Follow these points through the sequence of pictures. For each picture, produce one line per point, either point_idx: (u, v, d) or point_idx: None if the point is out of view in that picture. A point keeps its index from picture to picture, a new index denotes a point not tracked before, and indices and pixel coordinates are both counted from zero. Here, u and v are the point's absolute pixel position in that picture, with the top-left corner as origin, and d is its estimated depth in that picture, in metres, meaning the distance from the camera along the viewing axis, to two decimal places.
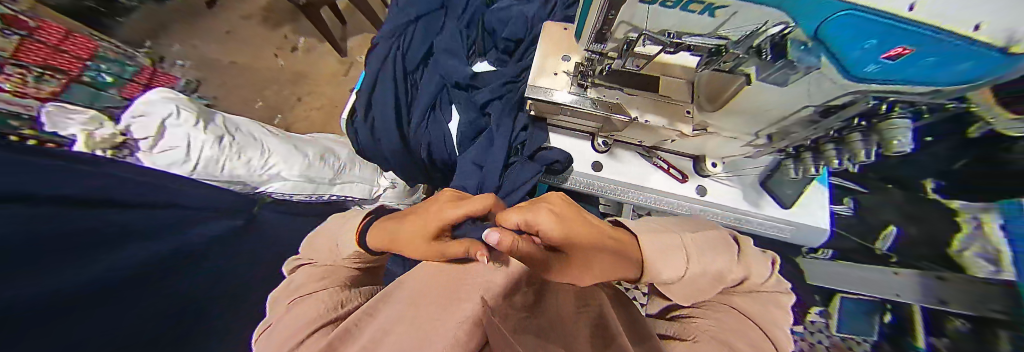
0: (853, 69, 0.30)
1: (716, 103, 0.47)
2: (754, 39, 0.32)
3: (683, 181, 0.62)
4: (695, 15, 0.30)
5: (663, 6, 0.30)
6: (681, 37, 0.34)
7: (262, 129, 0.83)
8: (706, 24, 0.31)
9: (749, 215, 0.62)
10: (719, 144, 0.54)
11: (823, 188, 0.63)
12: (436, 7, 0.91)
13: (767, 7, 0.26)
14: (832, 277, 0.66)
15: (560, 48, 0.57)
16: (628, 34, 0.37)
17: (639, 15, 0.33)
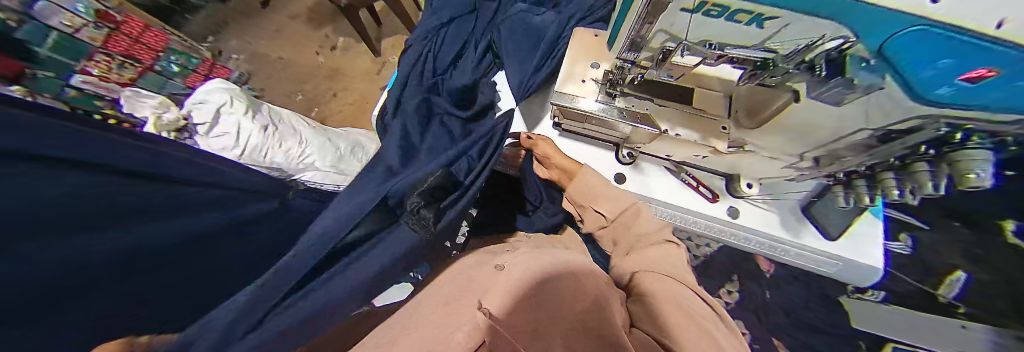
0: (921, 91, 0.27)
1: (757, 121, 0.44)
2: (805, 54, 0.30)
3: (712, 200, 0.59)
4: (741, 25, 0.29)
5: (707, 15, 0.28)
6: (725, 47, 0.32)
7: (301, 120, 0.89)
8: (752, 35, 0.30)
9: (784, 243, 0.57)
10: (757, 164, 0.51)
11: (876, 220, 0.57)
12: (468, 13, 0.95)
13: (824, 19, 0.25)
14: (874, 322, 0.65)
15: (587, 54, 0.56)
16: (665, 44, 0.36)
17: (679, 24, 0.32)
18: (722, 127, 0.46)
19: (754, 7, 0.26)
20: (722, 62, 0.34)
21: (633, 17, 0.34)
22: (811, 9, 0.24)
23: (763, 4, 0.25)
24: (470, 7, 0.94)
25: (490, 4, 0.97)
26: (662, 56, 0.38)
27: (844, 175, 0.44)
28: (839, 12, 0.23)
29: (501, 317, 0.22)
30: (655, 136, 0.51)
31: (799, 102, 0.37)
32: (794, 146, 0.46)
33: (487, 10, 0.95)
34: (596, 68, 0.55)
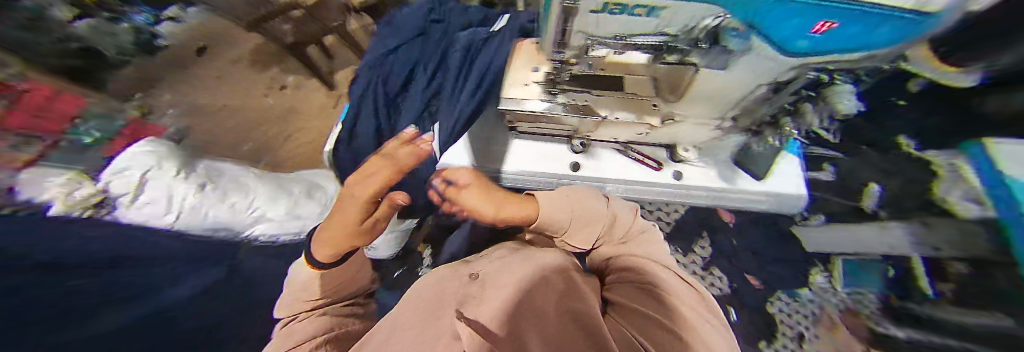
0: (788, 47, 0.32)
1: (675, 94, 0.49)
2: (692, 32, 0.34)
3: (658, 169, 0.64)
4: (637, 17, 0.33)
5: (613, 13, 0.32)
6: (626, 37, 0.37)
7: (243, 171, 0.84)
8: (648, 24, 0.34)
9: (723, 192, 0.64)
10: (689, 130, 0.57)
11: (795, 158, 0.65)
12: (415, 32, 0.95)
13: (698, 4, 0.29)
14: (822, 243, 0.75)
15: (526, 59, 0.60)
16: (582, 41, 0.39)
17: (589, 25, 0.36)
18: (651, 105, 0.52)
19: (644, 3, 0.30)
20: (630, 49, 0.39)
21: (552, 22, 0.38)
22: None
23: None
24: (417, 26, 0.94)
25: (437, 20, 0.97)
26: (584, 53, 0.42)
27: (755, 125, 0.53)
28: None
29: (487, 327, 0.27)
30: (599, 123, 0.58)
31: (700, 72, 0.41)
32: (712, 112, 0.50)
33: (435, 27, 0.96)
34: (537, 68, 0.59)
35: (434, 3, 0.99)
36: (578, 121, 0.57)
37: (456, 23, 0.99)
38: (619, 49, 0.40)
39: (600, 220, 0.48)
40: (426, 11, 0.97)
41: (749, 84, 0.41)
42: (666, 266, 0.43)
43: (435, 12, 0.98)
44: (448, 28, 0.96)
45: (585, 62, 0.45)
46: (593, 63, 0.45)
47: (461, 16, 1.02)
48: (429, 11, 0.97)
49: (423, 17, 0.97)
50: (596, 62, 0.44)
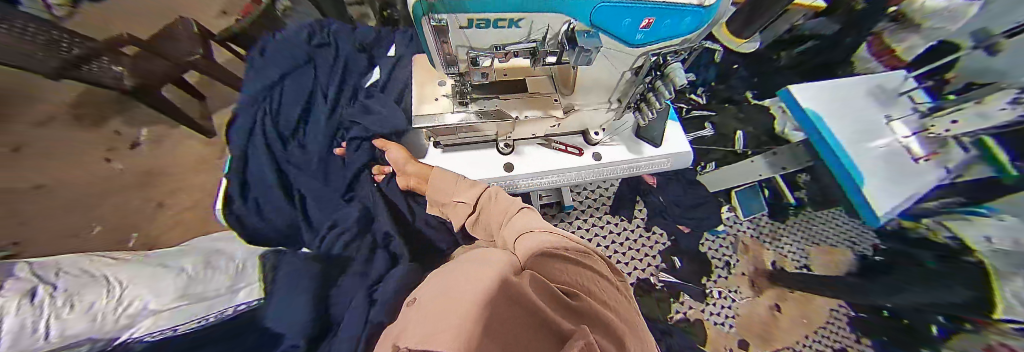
0: (631, 41, 0.39)
1: (569, 88, 0.56)
2: (554, 37, 0.39)
3: (580, 154, 0.72)
4: (503, 27, 0.36)
5: (479, 27, 0.36)
6: (503, 47, 0.40)
7: (85, 259, 0.53)
8: (516, 34, 0.38)
9: (635, 161, 0.74)
10: (591, 115, 0.64)
11: (675, 123, 0.80)
12: (302, 64, 0.87)
13: (546, 13, 0.33)
14: (717, 183, 1.16)
15: (431, 75, 0.60)
16: (468, 55, 0.42)
17: (466, 38, 0.39)
18: (553, 99, 0.57)
19: (500, 15, 0.34)
20: (514, 55, 0.42)
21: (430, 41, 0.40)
22: (530, 6, 0.32)
23: (502, 11, 0.33)
24: (303, 59, 0.87)
25: (327, 49, 0.91)
26: (474, 63, 0.44)
27: (635, 104, 0.60)
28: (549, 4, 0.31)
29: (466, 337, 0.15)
30: (514, 124, 0.59)
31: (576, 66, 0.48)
32: (599, 97, 0.58)
33: (326, 57, 0.89)
34: (440, 82, 0.59)
35: (320, 34, 0.93)
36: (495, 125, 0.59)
37: (349, 50, 0.93)
38: (505, 54, 0.42)
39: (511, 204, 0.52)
40: (312, 42, 0.91)
41: (617, 70, 0.49)
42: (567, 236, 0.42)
43: (323, 40, 0.92)
44: (341, 58, 0.90)
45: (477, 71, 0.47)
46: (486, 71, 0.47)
47: (351, 37, 0.97)
48: (316, 42, 0.91)
49: (307, 46, 0.89)
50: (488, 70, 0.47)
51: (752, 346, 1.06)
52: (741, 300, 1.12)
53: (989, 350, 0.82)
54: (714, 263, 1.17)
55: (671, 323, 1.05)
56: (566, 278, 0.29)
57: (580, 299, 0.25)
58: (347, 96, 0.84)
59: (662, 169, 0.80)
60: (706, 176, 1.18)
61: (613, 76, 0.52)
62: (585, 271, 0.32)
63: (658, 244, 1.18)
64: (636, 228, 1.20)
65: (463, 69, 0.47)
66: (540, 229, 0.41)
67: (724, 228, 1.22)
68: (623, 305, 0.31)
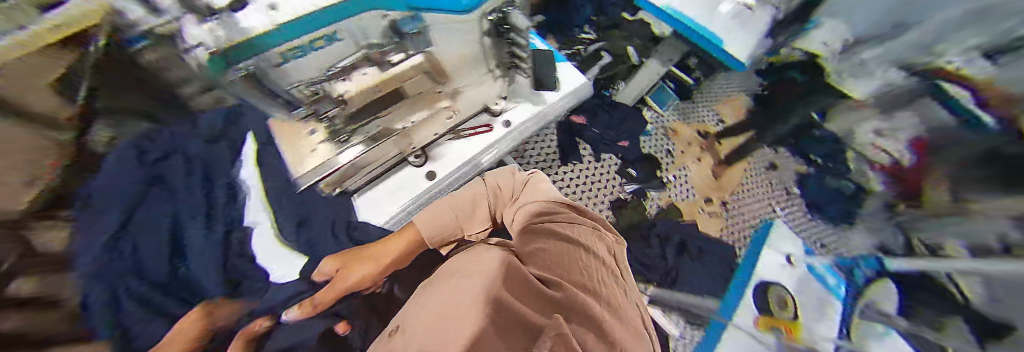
0: (461, 10, 0.39)
1: (442, 76, 0.54)
2: (381, 36, 0.37)
3: (490, 129, 0.76)
4: (320, 48, 0.34)
5: (295, 57, 0.33)
6: (337, 66, 0.38)
7: None
8: (341, 48, 0.36)
9: (543, 110, 0.79)
10: (478, 91, 0.66)
11: (564, 63, 0.85)
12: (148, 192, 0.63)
13: (353, 17, 0.32)
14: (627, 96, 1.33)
15: (295, 128, 0.56)
16: (307, 85, 0.39)
17: (290, 72, 0.35)
18: (432, 92, 0.58)
19: (306, 38, 0.31)
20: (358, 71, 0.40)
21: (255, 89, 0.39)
22: (332, 19, 0.30)
23: (306, 35, 0.30)
24: (143, 185, 0.61)
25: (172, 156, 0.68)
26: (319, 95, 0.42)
27: (512, 61, 0.61)
28: (347, 9, 0.30)
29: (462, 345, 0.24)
30: (404, 136, 0.65)
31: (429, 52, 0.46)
32: (477, 69, 0.58)
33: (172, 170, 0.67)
34: (307, 130, 0.56)
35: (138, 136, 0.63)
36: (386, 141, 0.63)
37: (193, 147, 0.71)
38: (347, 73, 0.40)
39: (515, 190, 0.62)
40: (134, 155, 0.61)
41: (476, 41, 0.50)
42: (573, 221, 0.48)
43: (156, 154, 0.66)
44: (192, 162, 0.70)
45: (329, 103, 0.45)
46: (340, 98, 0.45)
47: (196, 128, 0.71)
48: (145, 155, 0.63)
49: (137, 164, 0.61)
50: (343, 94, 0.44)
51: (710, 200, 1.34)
52: (691, 172, 1.36)
53: (853, 109, 1.15)
54: (659, 157, 1.38)
55: (652, 216, 1.29)
56: (548, 261, 0.38)
57: (567, 296, 0.33)
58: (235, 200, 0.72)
59: (568, 105, 0.85)
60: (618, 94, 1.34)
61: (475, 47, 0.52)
62: (564, 250, 0.40)
63: (613, 166, 1.35)
64: (590, 163, 1.35)
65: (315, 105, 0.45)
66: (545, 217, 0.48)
67: (654, 127, 1.39)
68: (603, 277, 0.40)
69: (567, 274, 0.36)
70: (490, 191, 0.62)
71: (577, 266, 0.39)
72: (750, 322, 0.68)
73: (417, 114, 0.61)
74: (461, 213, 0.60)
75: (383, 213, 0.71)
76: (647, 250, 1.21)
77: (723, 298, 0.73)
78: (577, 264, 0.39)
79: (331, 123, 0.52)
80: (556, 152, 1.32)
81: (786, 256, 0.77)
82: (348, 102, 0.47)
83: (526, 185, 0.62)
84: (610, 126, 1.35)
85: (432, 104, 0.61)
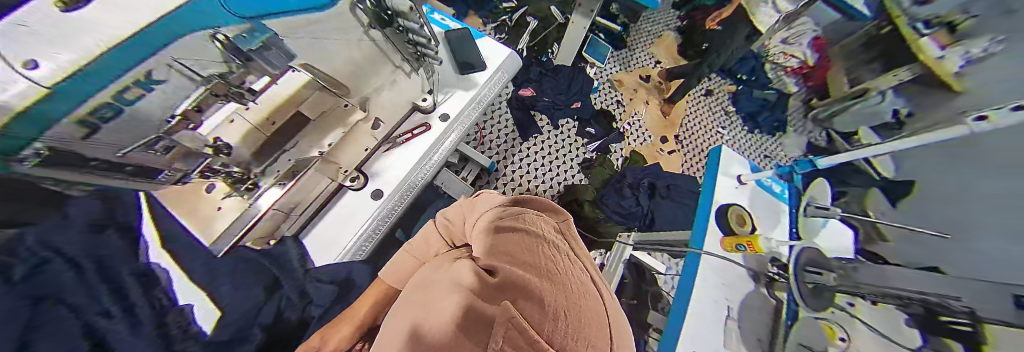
0: (312, 6, 0.40)
1: (340, 86, 0.52)
2: (224, 63, 0.34)
3: (428, 127, 0.72)
4: (145, 94, 0.29)
5: (113, 113, 0.28)
6: (174, 113, 0.33)
7: None
8: (180, 87, 0.32)
9: (478, 93, 0.78)
10: (390, 92, 0.65)
11: (488, 39, 0.84)
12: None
13: (177, 45, 0.28)
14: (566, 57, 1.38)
15: (192, 194, 0.51)
16: (147, 141, 0.34)
17: (117, 130, 0.30)
18: (342, 106, 0.54)
19: (118, 86, 0.26)
20: (207, 111, 0.37)
21: (80, 174, 0.33)
22: (150, 53, 0.26)
23: (120, 81, 0.26)
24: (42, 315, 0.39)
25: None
26: (172, 152, 0.37)
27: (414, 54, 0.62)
28: (164, 37, 0.26)
29: None
30: (328, 161, 0.59)
31: (308, 65, 0.44)
32: (375, 70, 0.58)
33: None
34: (205, 189, 0.52)
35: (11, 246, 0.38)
36: (302, 177, 0.55)
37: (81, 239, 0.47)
38: (198, 117, 0.36)
39: (461, 206, 0.47)
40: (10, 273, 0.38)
41: (355, 39, 0.50)
42: (524, 207, 0.41)
43: None
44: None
45: (197, 157, 0.40)
46: (213, 148, 0.40)
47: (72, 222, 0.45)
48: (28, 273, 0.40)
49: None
50: (213, 144, 0.40)
51: (662, 136, 1.51)
52: (643, 115, 1.53)
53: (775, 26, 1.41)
54: (612, 109, 1.49)
55: (620, 167, 1.40)
56: (496, 246, 0.31)
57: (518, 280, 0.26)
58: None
59: (504, 77, 0.83)
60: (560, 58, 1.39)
61: (360, 44, 0.52)
62: (518, 239, 0.33)
63: (572, 129, 1.41)
64: (550, 132, 1.38)
65: (181, 166, 0.41)
66: (494, 207, 0.39)
67: (598, 82, 1.52)
68: (563, 262, 0.35)
69: (517, 257, 0.30)
70: (444, 227, 0.46)
71: (530, 250, 0.32)
72: (718, 245, 0.73)
73: (332, 136, 0.56)
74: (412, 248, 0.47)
75: (340, 245, 0.64)
76: (623, 200, 1.26)
77: (693, 229, 0.76)
78: (529, 247, 0.32)
79: (229, 174, 0.47)
80: (515, 129, 1.34)
81: (738, 176, 0.82)
82: (229, 150, 0.41)
83: (475, 199, 0.46)
84: (559, 90, 1.39)
85: (346, 120, 0.57)
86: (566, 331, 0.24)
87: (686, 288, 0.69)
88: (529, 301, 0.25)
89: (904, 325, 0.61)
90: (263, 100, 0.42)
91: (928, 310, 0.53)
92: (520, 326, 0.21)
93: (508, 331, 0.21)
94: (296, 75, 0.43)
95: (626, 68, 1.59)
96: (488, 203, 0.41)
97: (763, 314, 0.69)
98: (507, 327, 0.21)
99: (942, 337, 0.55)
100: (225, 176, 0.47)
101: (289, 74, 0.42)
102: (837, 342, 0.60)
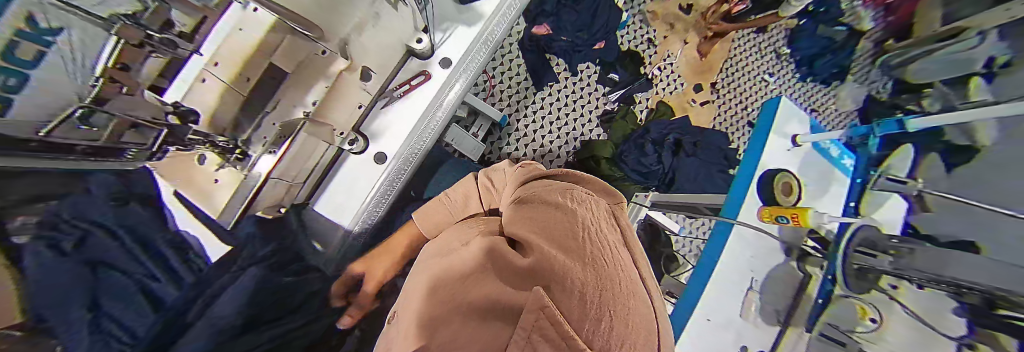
0: None
1: (314, 29, 0.39)
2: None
3: (428, 76, 0.61)
4: (46, 61, 0.22)
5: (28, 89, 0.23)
6: (92, 77, 0.27)
7: None
8: (85, 43, 0.24)
9: (485, 29, 0.63)
10: (374, 32, 0.49)
11: None
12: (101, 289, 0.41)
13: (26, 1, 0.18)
14: None
15: (177, 165, 0.47)
16: (79, 117, 0.28)
17: (55, 106, 0.26)
18: (317, 54, 0.42)
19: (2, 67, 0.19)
20: (136, 68, 0.30)
21: (49, 163, 0.29)
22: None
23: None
24: (88, 274, 0.39)
25: (91, 226, 0.42)
26: (113, 126, 0.32)
27: None
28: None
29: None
30: (323, 123, 0.51)
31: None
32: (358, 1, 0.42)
33: (102, 247, 0.43)
34: (196, 160, 0.47)
35: (17, 226, 0.33)
36: (297, 139, 0.46)
37: (103, 210, 0.44)
38: (129, 76, 0.30)
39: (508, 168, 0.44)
40: (45, 248, 0.35)
41: None
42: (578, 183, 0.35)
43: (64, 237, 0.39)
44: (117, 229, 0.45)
45: (154, 130, 0.36)
46: (180, 117, 0.35)
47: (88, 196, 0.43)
48: (65, 245, 0.38)
49: (61, 255, 0.37)
50: (174, 110, 0.34)
51: (696, 84, 1.31)
52: (677, 58, 1.30)
53: None
54: (640, 50, 1.27)
55: (644, 121, 1.25)
56: (543, 216, 0.26)
57: (571, 261, 0.23)
58: (187, 251, 0.54)
59: (514, 4, 0.66)
60: None
61: None
62: (574, 211, 0.28)
63: (593, 76, 1.24)
64: (567, 80, 1.22)
65: (137, 139, 0.36)
66: (545, 178, 0.34)
67: (628, 14, 1.26)
68: (620, 245, 0.30)
69: (574, 234, 0.25)
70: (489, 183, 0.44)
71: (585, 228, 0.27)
72: (753, 216, 0.67)
73: (314, 92, 0.47)
74: (456, 210, 0.44)
75: (350, 217, 0.61)
76: (644, 158, 1.14)
77: (728, 196, 0.69)
78: (586, 229, 0.27)
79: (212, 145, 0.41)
80: (528, 75, 1.18)
81: (793, 136, 0.70)
82: (198, 118, 0.36)
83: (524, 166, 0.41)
84: (581, 25, 1.16)
85: (326, 70, 0.45)
86: (615, 334, 0.20)
87: (709, 262, 0.65)
88: (575, 292, 0.21)
89: (950, 312, 0.56)
90: (230, 52, 0.34)
91: (986, 300, 0.50)
92: (556, 319, 0.18)
93: (538, 322, 0.18)
94: (256, 12, 0.33)
95: None
96: (541, 171, 0.36)
97: (789, 287, 0.66)
98: (537, 317, 0.18)
99: (989, 329, 0.50)
100: (211, 147, 0.42)
101: (243, 12, 0.33)
102: (868, 321, 0.60)
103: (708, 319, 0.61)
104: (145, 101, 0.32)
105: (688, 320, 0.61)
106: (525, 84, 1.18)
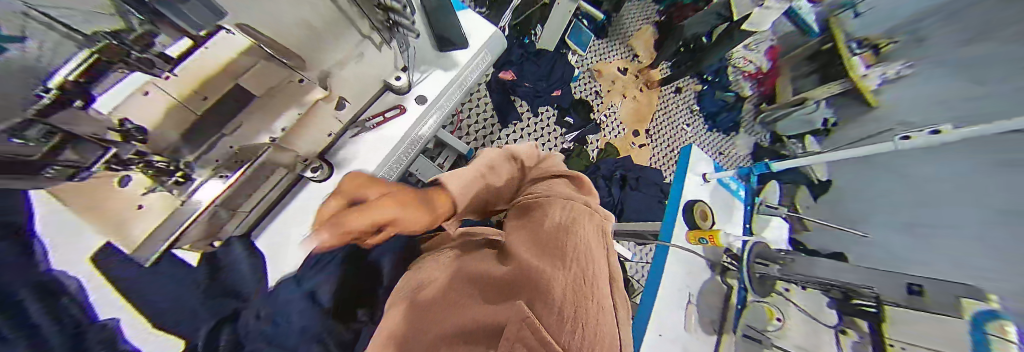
0: None
1: (293, 57, 0.41)
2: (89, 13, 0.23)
3: (402, 109, 0.65)
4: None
5: None
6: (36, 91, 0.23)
7: None
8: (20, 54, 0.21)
9: (458, 74, 0.71)
10: (356, 66, 0.53)
11: (471, 13, 0.76)
12: None
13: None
14: (548, 42, 1.35)
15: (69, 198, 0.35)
16: (4, 129, 0.23)
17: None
18: (295, 81, 0.43)
19: None
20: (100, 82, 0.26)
21: None
22: None
23: None
24: None
25: None
26: (54, 139, 0.27)
27: (386, 14, 0.49)
28: None
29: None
30: (285, 148, 0.50)
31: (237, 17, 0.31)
32: (341, 37, 0.45)
33: None
34: (114, 183, 0.36)
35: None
36: (254, 164, 0.46)
37: None
38: (83, 90, 0.26)
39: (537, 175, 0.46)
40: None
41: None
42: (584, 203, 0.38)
43: None
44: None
45: (93, 147, 0.30)
46: (121, 132, 0.30)
47: None
48: None
49: None
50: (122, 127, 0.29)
51: (635, 129, 1.56)
52: (619, 108, 1.56)
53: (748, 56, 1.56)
54: (590, 100, 1.50)
55: (596, 158, 1.42)
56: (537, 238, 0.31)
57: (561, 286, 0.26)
58: (59, 296, 0.35)
59: (483, 56, 0.76)
60: (543, 43, 1.36)
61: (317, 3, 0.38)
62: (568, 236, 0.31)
63: (551, 118, 1.40)
64: (529, 120, 1.35)
65: (72, 156, 0.30)
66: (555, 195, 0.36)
67: (579, 71, 1.51)
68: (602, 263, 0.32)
69: (560, 254, 0.29)
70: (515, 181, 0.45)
71: (571, 254, 0.29)
72: (683, 238, 0.79)
73: (284, 118, 0.46)
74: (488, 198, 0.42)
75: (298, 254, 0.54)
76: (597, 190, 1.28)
77: (664, 223, 0.81)
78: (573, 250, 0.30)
79: (151, 165, 0.36)
80: (495, 114, 1.29)
81: (703, 174, 0.87)
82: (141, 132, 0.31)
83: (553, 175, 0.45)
84: (541, 77, 1.35)
85: (302, 98, 0.46)
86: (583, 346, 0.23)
87: (655, 281, 0.72)
88: (554, 311, 0.24)
89: (825, 305, 0.73)
90: (187, 69, 0.30)
91: (845, 295, 0.67)
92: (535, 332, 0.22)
93: (522, 333, 0.22)
94: (231, 35, 0.32)
95: (605, 58, 1.59)
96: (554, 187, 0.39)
97: (718, 298, 0.77)
98: (520, 328, 0.22)
99: (851, 316, 0.69)
100: (142, 167, 0.36)
101: (217, 34, 0.31)
102: (775, 321, 0.72)
103: (659, 335, 0.68)
104: (88, 118, 0.27)
105: (643, 337, 0.66)
106: (491, 122, 1.28)
